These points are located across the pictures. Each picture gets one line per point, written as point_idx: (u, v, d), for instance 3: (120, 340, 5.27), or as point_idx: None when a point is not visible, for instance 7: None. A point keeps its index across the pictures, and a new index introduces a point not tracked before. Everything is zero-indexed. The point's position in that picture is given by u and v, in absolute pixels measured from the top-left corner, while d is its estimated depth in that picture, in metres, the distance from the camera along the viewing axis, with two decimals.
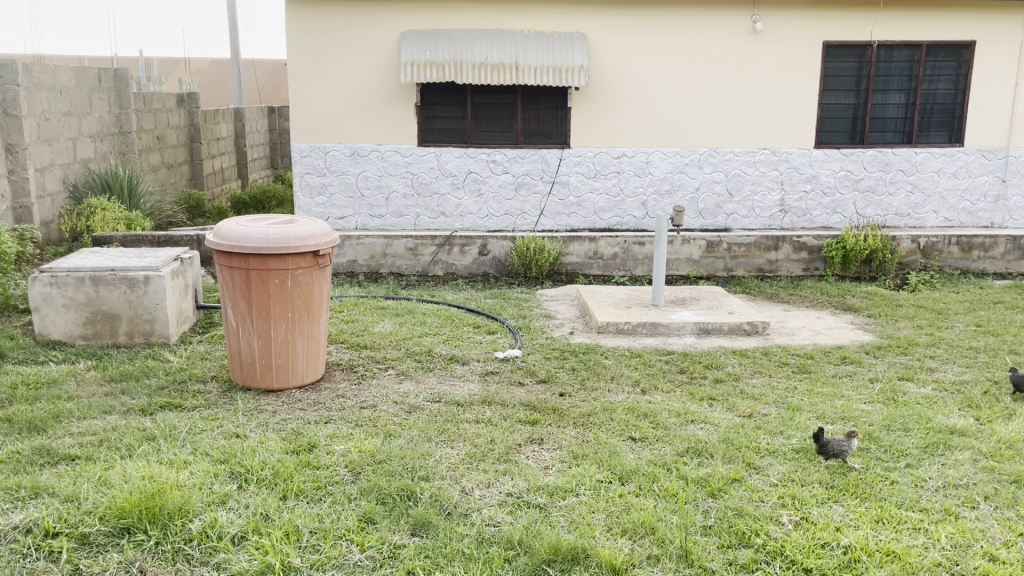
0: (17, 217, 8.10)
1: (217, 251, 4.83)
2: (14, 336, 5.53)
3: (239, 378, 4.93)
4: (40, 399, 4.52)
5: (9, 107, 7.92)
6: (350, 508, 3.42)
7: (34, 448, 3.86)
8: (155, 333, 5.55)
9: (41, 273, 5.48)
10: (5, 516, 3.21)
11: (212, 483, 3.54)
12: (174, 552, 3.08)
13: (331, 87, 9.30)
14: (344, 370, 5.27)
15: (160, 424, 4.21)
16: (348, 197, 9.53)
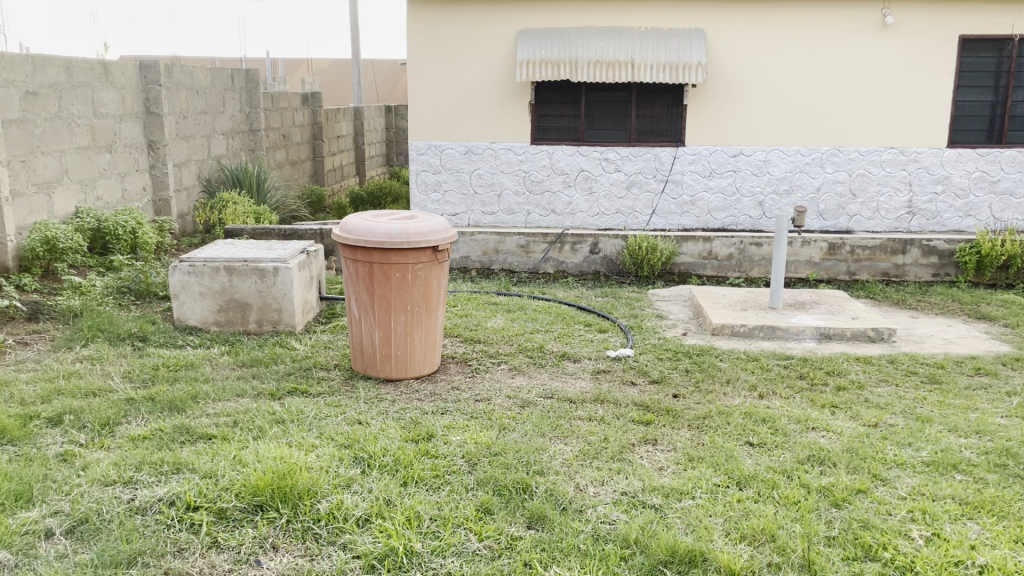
0: (157, 210, 8.66)
1: (343, 245, 5.01)
2: (155, 320, 5.91)
3: (360, 367, 5.12)
4: (179, 380, 4.83)
5: (152, 106, 8.46)
6: (468, 498, 3.49)
7: (175, 426, 4.12)
8: (282, 322, 5.83)
9: (180, 262, 5.84)
10: (150, 489, 3.44)
11: (337, 467, 3.69)
12: (304, 531, 3.23)
13: (448, 87, 9.50)
14: (459, 363, 5.39)
15: (288, 408, 4.41)
16: (461, 195, 9.71)
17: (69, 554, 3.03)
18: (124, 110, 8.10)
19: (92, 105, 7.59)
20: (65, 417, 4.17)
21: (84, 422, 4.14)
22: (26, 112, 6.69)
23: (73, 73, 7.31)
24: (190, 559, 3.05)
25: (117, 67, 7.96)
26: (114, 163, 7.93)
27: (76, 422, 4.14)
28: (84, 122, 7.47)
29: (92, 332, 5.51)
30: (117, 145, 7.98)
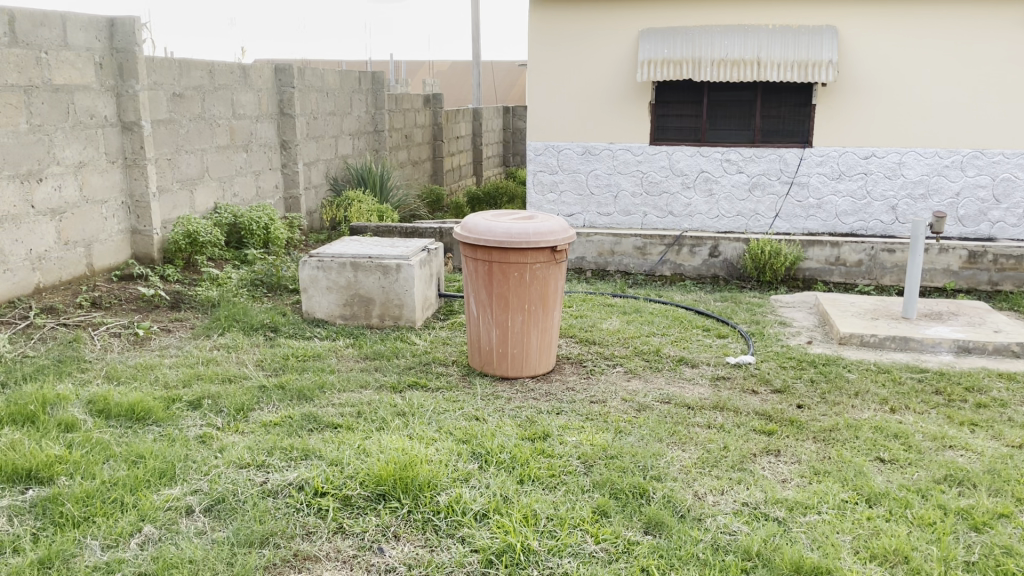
0: (287, 206, 9.08)
1: (463, 244, 5.10)
2: (285, 312, 6.20)
3: (477, 364, 5.19)
4: (307, 370, 5.04)
5: (286, 107, 8.87)
6: (584, 499, 3.49)
7: (303, 414, 4.31)
8: (403, 317, 5.99)
9: (310, 257, 6.10)
10: (282, 473, 3.60)
11: (455, 461, 3.77)
12: (424, 522, 3.30)
13: (568, 87, 9.52)
14: (575, 363, 5.39)
15: (409, 402, 4.53)
16: (578, 195, 9.71)
17: (207, 531, 3.20)
18: (260, 111, 8.53)
19: (231, 106, 8.02)
20: (204, 401, 4.42)
21: (221, 406, 4.39)
22: (172, 113, 7.14)
23: (215, 76, 7.74)
24: (318, 543, 3.17)
25: (255, 70, 8.38)
26: (250, 162, 8.37)
27: (214, 406, 4.39)
28: (223, 123, 7.91)
29: (228, 322, 5.83)
30: (252, 144, 8.41)
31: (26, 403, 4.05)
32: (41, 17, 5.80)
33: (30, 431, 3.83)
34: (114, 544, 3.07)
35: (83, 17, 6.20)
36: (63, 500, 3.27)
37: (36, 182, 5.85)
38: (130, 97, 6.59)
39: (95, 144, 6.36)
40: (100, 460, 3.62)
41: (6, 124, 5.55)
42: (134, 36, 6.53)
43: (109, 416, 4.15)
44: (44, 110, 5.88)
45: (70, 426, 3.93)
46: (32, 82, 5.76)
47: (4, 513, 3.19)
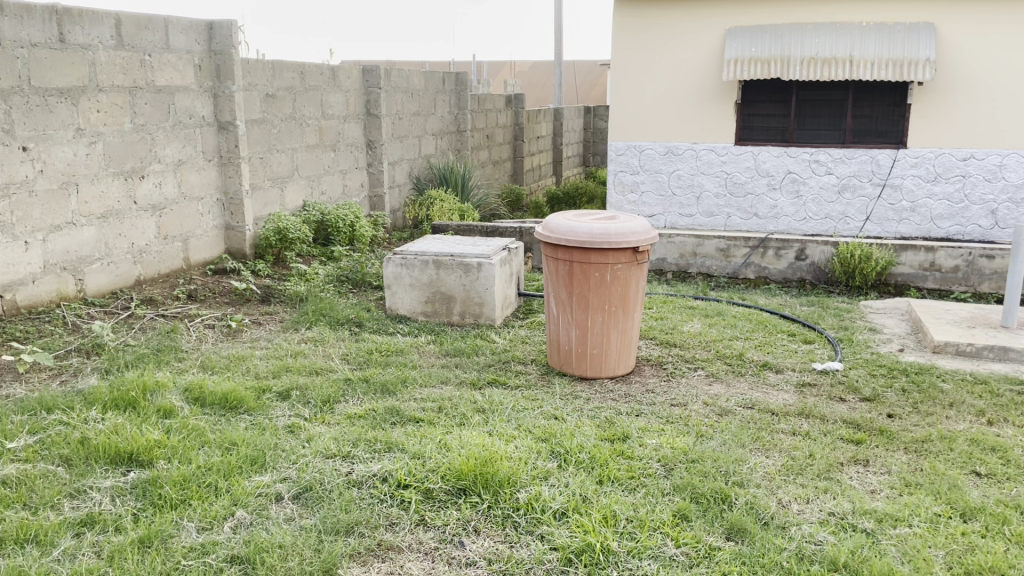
0: (372, 205, 9.29)
1: (545, 243, 5.12)
2: (370, 308, 6.34)
3: (556, 363, 5.21)
4: (390, 365, 5.15)
5: (372, 108, 9.06)
6: (664, 502, 3.46)
7: (387, 408, 4.40)
8: (483, 315, 6.05)
9: (394, 255, 6.23)
10: (366, 464, 3.70)
11: (535, 459, 3.79)
12: (504, 518, 3.33)
13: (651, 87, 9.44)
14: (655, 366, 5.34)
15: (489, 399, 4.58)
16: (659, 196, 9.61)
17: (296, 518, 3.31)
18: (348, 112, 8.74)
19: (320, 107, 8.25)
20: (293, 393, 4.57)
21: (309, 397, 4.53)
22: (265, 113, 7.39)
23: (306, 77, 7.96)
24: (401, 533, 3.24)
25: (344, 71, 8.59)
26: (337, 161, 8.59)
27: (302, 397, 4.53)
28: (313, 123, 8.13)
29: (316, 316, 6.00)
30: (340, 144, 8.63)
31: (128, 389, 4.26)
32: (145, 21, 6.08)
33: (133, 416, 4.03)
34: (209, 527, 3.20)
35: (184, 21, 6.47)
36: (162, 482, 3.42)
37: (139, 179, 6.14)
38: (226, 97, 6.84)
39: (193, 143, 6.64)
40: (195, 445, 3.77)
41: (112, 124, 5.84)
42: (231, 39, 6.78)
43: (204, 403, 4.33)
44: (147, 110, 6.17)
45: (168, 412, 4.12)
46: (136, 83, 6.04)
47: (108, 493, 3.37)
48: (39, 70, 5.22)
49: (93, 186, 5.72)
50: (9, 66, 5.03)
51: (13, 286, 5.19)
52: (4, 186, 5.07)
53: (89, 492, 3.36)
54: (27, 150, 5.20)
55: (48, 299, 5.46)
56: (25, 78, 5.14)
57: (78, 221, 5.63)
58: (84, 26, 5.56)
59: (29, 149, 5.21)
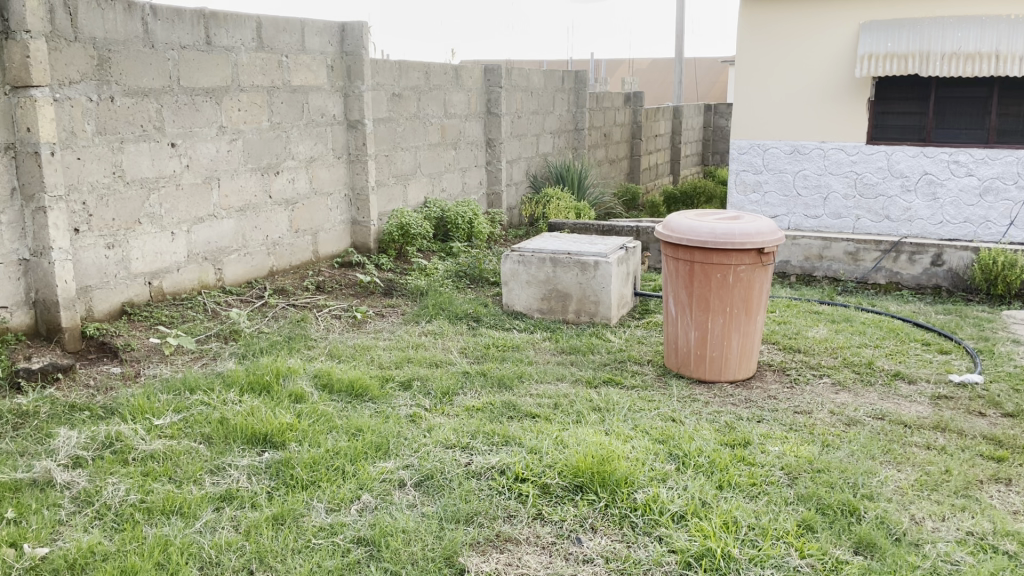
0: (489, 202, 9.43)
1: (665, 243, 5.05)
2: (487, 303, 6.44)
3: (674, 365, 5.14)
4: (506, 360, 5.21)
5: (493, 106, 9.19)
6: (788, 511, 3.36)
7: (503, 402, 4.46)
8: (599, 314, 6.03)
9: (511, 252, 6.31)
10: (485, 456, 3.76)
11: (653, 460, 3.76)
12: (621, 518, 3.32)
13: (780, 83, 9.16)
14: (777, 371, 5.18)
15: (606, 398, 4.57)
16: (783, 196, 9.32)
17: (418, 504, 3.40)
18: (469, 111, 8.90)
19: (443, 106, 8.43)
20: (414, 383, 4.71)
21: (429, 388, 4.65)
22: (391, 112, 7.62)
23: (430, 77, 8.16)
24: (519, 526, 3.28)
25: (466, 71, 8.75)
26: (458, 159, 8.77)
27: (422, 388, 4.66)
28: (436, 122, 8.32)
29: (435, 310, 6.15)
30: (461, 142, 8.80)
31: (263, 373, 4.49)
32: (284, 24, 6.37)
33: (267, 400, 4.24)
34: (337, 508, 3.34)
35: (319, 24, 6.75)
36: (294, 464, 3.60)
37: (274, 175, 6.46)
38: (355, 97, 7.09)
39: (324, 140, 6.93)
40: (324, 430, 3.94)
41: (252, 122, 6.17)
42: (361, 40, 7.02)
43: (332, 390, 4.52)
44: (283, 109, 6.47)
45: (299, 397, 4.32)
46: (274, 83, 6.35)
47: (245, 471, 3.57)
48: (187, 71, 5.57)
49: (232, 181, 6.05)
50: (161, 67, 5.39)
51: (160, 274, 5.55)
52: (155, 180, 5.43)
53: (227, 469, 3.56)
54: (175, 146, 5.56)
55: (190, 287, 5.82)
56: (175, 79, 5.49)
57: (219, 214, 5.98)
58: (228, 29, 5.89)
59: (177, 146, 5.57)
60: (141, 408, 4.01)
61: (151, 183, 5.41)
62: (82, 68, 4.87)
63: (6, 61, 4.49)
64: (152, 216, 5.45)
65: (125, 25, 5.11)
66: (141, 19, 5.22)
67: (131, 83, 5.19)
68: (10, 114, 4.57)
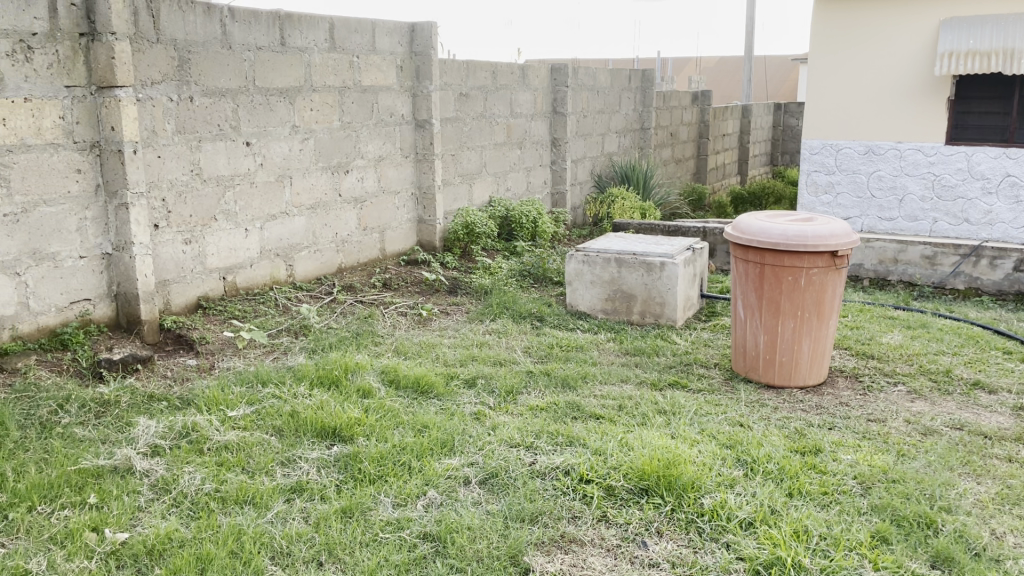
0: (554, 202, 9.42)
1: (735, 244, 4.96)
2: (551, 303, 6.43)
3: (741, 369, 5.05)
4: (570, 360, 5.20)
5: (559, 105, 9.18)
6: (861, 522, 3.27)
7: (567, 402, 4.45)
8: (664, 316, 5.97)
9: (576, 251, 6.29)
10: (549, 456, 3.76)
11: (720, 466, 3.70)
12: (688, 523, 3.28)
13: (859, 77, 8.88)
14: (849, 378, 5.05)
15: (672, 401, 4.51)
16: (856, 197, 9.06)
17: (483, 502, 3.42)
18: (535, 110, 8.91)
19: (510, 106, 8.46)
20: (479, 381, 4.73)
21: (493, 387, 4.66)
22: (458, 112, 7.68)
23: (497, 77, 8.19)
24: (583, 527, 3.26)
25: (533, 70, 8.76)
26: (523, 158, 8.78)
27: (487, 386, 4.68)
28: (502, 122, 8.36)
29: (499, 309, 6.17)
30: (526, 142, 8.81)
31: (332, 368, 4.58)
32: (355, 25, 6.48)
33: (336, 394, 4.32)
34: (404, 503, 3.38)
35: (389, 24, 6.84)
36: (362, 458, 3.66)
37: (344, 173, 6.57)
38: (423, 97, 7.17)
39: (392, 139, 7.02)
40: (391, 425, 3.99)
41: (323, 121, 6.29)
42: (430, 41, 7.09)
43: (398, 386, 4.58)
44: (354, 108, 6.58)
45: (367, 392, 4.39)
46: (345, 83, 6.46)
47: (315, 463, 3.64)
48: (263, 72, 5.71)
49: (304, 179, 6.18)
50: (238, 68, 5.53)
51: (233, 269, 5.71)
52: (230, 178, 5.58)
53: (298, 462, 3.64)
54: (250, 145, 5.70)
55: (262, 283, 5.96)
56: (250, 79, 5.63)
57: (291, 211, 6.11)
58: (302, 30, 6.01)
59: (252, 144, 5.71)
60: (216, 400, 4.13)
61: (226, 180, 5.56)
62: (163, 68, 5.03)
63: (93, 62, 4.67)
64: (227, 213, 5.60)
65: (204, 27, 5.26)
66: (219, 21, 5.37)
67: (209, 83, 5.34)
68: (96, 113, 4.75)
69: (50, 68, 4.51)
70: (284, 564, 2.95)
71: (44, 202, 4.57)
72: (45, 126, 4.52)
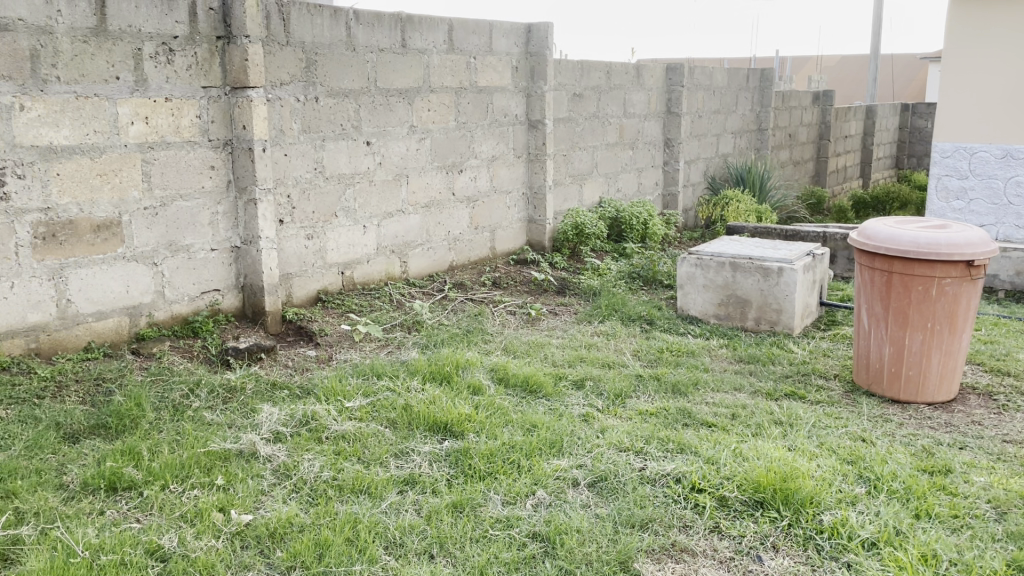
0: (665, 203, 9.27)
1: (860, 251, 4.74)
2: (662, 306, 6.34)
3: (863, 382, 4.82)
4: (681, 365, 5.10)
5: (673, 105, 9.03)
6: (995, 550, 3.06)
7: (678, 408, 4.37)
8: (781, 323, 5.78)
9: (689, 255, 6.17)
10: (660, 463, 3.69)
11: (840, 482, 3.54)
12: (806, 539, 3.16)
13: (1006, 66, 7.97)
14: (982, 396, 4.74)
15: (788, 411, 4.36)
16: (991, 204, 8.29)
17: (592, 505, 3.39)
18: (649, 110, 8.79)
19: (623, 106, 8.38)
20: (587, 383, 4.71)
21: (602, 390, 4.63)
22: (571, 112, 7.68)
23: (612, 77, 8.13)
24: (695, 537, 3.19)
25: (648, 70, 8.65)
26: (635, 159, 8.69)
27: (595, 389, 4.65)
28: (615, 122, 8.30)
29: (609, 311, 6.12)
30: (639, 142, 8.72)
31: (444, 364, 4.65)
32: (474, 26, 6.57)
33: (447, 390, 4.39)
34: (513, 501, 3.39)
35: (506, 25, 6.90)
36: (473, 454, 3.70)
37: (458, 173, 6.66)
38: (538, 97, 7.20)
39: (506, 140, 7.08)
40: (501, 423, 4.02)
41: (440, 121, 6.40)
42: (547, 41, 7.11)
43: (507, 384, 4.61)
44: (469, 108, 6.67)
45: (477, 389, 4.44)
46: (462, 83, 6.56)
47: (427, 457, 3.71)
48: (384, 73, 5.87)
49: (420, 177, 6.31)
50: (361, 69, 5.70)
51: (351, 265, 5.88)
52: (351, 176, 5.76)
53: (410, 454, 3.72)
54: (370, 145, 5.86)
55: (378, 278, 6.12)
56: (373, 81, 5.80)
57: (406, 209, 6.25)
58: (422, 32, 6.13)
59: (372, 144, 5.87)
60: (334, 391, 4.26)
61: (347, 178, 5.74)
62: (292, 70, 5.24)
63: (227, 63, 4.91)
64: (347, 210, 5.78)
65: (331, 30, 5.45)
66: (346, 24, 5.54)
67: (334, 84, 5.53)
68: (229, 113, 5.00)
69: (188, 70, 4.77)
70: (397, 554, 3.01)
71: (181, 197, 4.84)
72: (183, 125, 4.78)
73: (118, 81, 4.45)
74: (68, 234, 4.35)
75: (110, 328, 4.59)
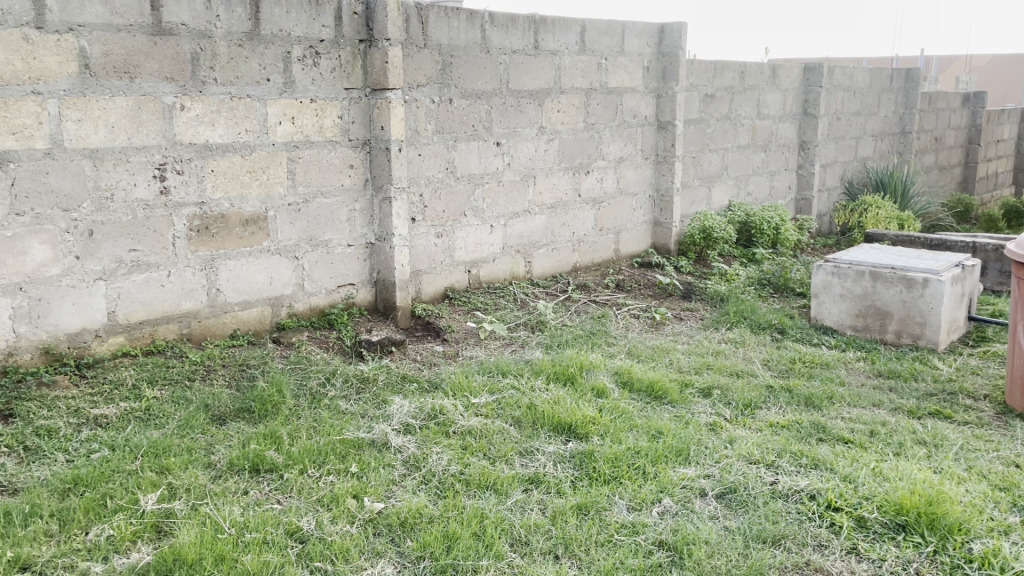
0: (798, 208, 8.94)
1: (1017, 263, 4.38)
2: (794, 315, 6.11)
3: (1017, 403, 4.47)
4: (814, 377, 4.90)
5: (810, 107, 8.70)
6: None
7: (812, 422, 4.20)
8: (924, 337, 5.46)
9: (825, 263, 5.92)
10: (793, 478, 3.56)
11: (991, 509, 3.31)
12: (953, 568, 2.97)
13: None
14: None
15: (933, 431, 4.11)
16: None
17: (720, 517, 3.31)
18: (784, 112, 8.50)
19: (757, 107, 8.14)
20: (714, 391, 4.59)
21: (730, 399, 4.50)
22: (702, 113, 7.52)
23: (746, 77, 7.90)
24: (831, 557, 3.05)
25: (784, 70, 8.37)
26: (767, 162, 8.42)
27: (723, 397, 4.53)
28: (748, 123, 8.07)
29: (737, 317, 5.96)
30: (772, 144, 8.44)
31: (568, 365, 4.65)
32: (606, 27, 6.54)
33: (571, 391, 4.39)
34: (638, 508, 3.34)
35: (639, 26, 6.82)
36: (597, 457, 3.67)
37: (585, 174, 6.64)
38: (669, 97, 7.09)
39: (634, 141, 7.01)
40: (626, 427, 3.98)
41: (569, 123, 6.41)
42: (680, 41, 6.99)
43: (632, 389, 4.56)
44: (599, 109, 6.64)
45: (601, 392, 4.41)
46: (592, 84, 6.54)
47: (552, 457, 3.71)
48: (516, 75, 5.92)
49: (548, 179, 6.34)
50: (493, 71, 5.77)
51: (478, 263, 5.97)
52: (481, 176, 5.85)
53: (535, 454, 3.74)
54: (500, 145, 5.94)
55: (503, 278, 6.19)
56: (505, 82, 5.86)
57: (533, 210, 6.29)
58: (555, 33, 6.15)
59: (502, 144, 5.94)
60: (462, 387, 4.34)
61: (477, 179, 5.83)
62: (428, 72, 5.37)
63: (369, 66, 5.09)
64: (476, 210, 5.87)
65: (466, 32, 5.54)
66: (481, 26, 5.63)
67: (468, 86, 5.62)
68: (368, 114, 5.17)
69: (333, 72, 4.97)
70: (523, 552, 3.02)
71: (322, 194, 5.04)
72: (326, 125, 4.99)
73: (268, 83, 4.69)
74: (220, 227, 4.62)
75: (254, 317, 4.85)
